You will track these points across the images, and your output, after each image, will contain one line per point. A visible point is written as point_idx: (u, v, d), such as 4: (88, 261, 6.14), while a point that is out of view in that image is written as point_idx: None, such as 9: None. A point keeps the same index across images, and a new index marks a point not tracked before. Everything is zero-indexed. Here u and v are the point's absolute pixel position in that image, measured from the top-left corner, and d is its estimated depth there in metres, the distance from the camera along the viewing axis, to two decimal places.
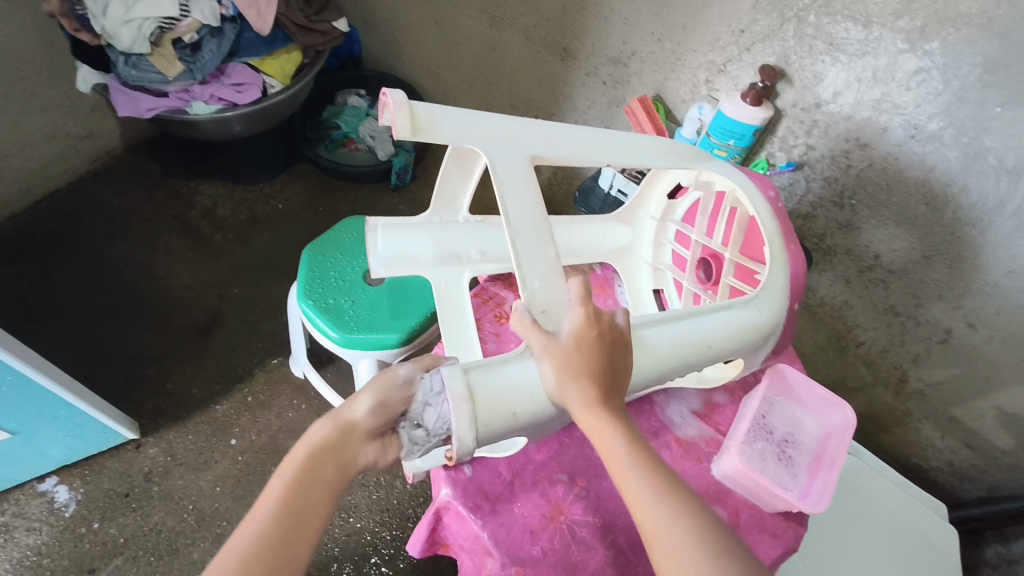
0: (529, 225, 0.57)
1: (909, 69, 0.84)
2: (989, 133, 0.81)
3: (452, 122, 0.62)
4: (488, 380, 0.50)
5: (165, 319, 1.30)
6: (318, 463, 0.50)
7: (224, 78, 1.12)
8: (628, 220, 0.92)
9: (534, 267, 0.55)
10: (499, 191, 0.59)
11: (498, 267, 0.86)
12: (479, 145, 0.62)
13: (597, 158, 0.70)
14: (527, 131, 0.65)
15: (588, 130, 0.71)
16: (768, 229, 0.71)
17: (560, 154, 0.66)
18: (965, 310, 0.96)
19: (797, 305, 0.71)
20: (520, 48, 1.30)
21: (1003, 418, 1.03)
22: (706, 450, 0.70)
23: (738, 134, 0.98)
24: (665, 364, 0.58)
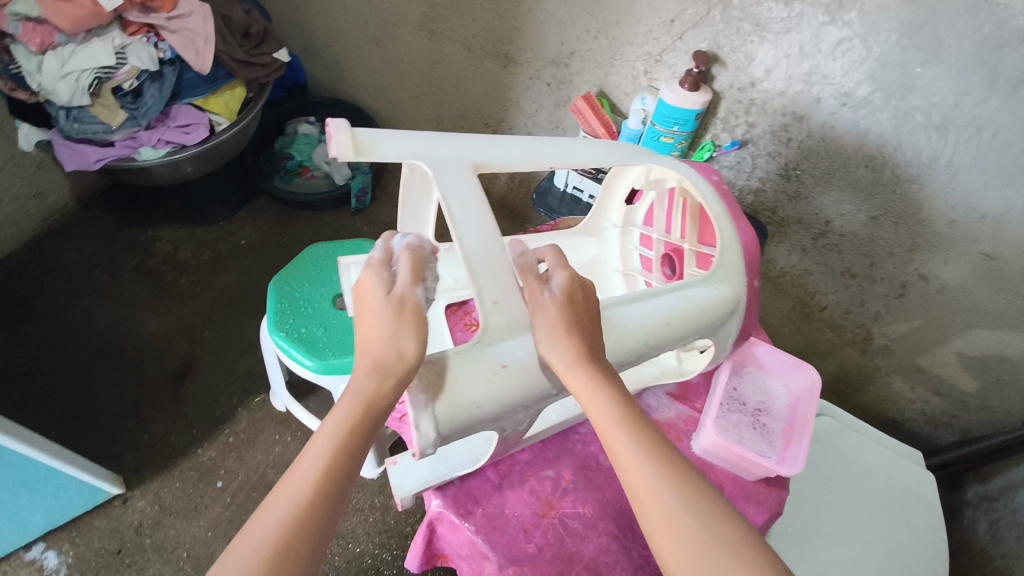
0: (475, 227, 0.59)
1: (832, 40, 0.88)
2: (914, 92, 0.85)
3: (394, 146, 0.62)
4: (443, 369, 0.53)
5: (138, 370, 1.28)
6: (360, 421, 0.49)
7: (170, 121, 1.12)
8: (593, 231, 0.90)
9: (481, 258, 0.57)
10: (444, 200, 0.60)
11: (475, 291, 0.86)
12: (423, 160, 0.63)
13: (541, 161, 0.71)
14: (468, 144, 0.66)
15: (529, 138, 0.72)
16: (715, 212, 0.72)
17: (502, 160, 0.68)
18: (916, 264, 1.02)
19: (756, 280, 0.71)
20: (462, 60, 1.32)
21: (964, 362, 1.10)
22: (684, 428, 0.73)
23: (681, 119, 1.01)
24: (624, 347, 0.59)
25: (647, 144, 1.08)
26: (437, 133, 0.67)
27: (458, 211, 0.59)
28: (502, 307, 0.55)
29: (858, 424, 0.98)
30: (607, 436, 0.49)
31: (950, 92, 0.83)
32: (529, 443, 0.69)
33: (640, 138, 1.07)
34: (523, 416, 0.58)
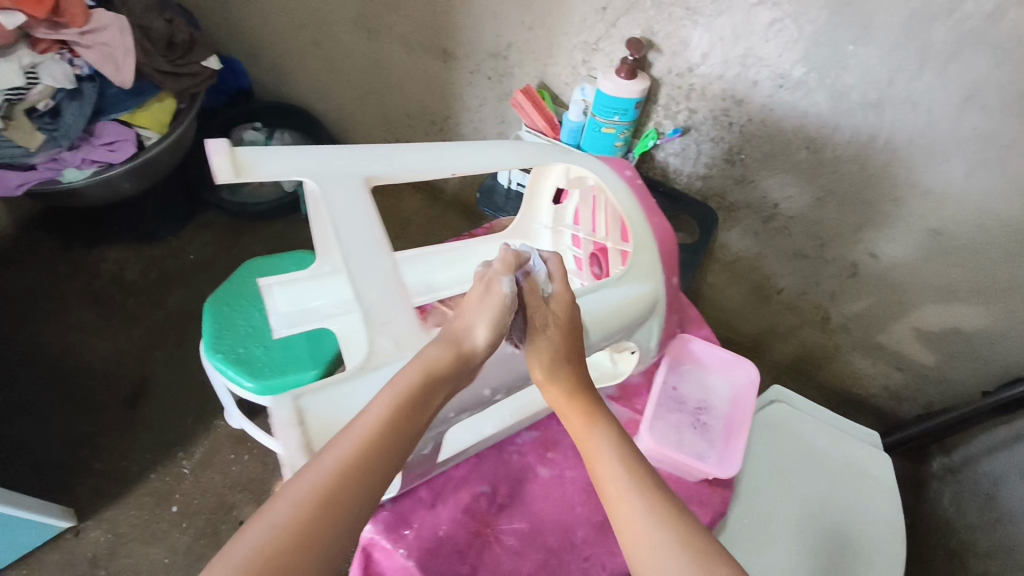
0: (361, 243, 0.55)
1: (764, 21, 0.84)
2: (848, 71, 0.83)
3: (274, 160, 0.55)
4: (321, 401, 0.48)
5: (86, 398, 1.25)
6: (423, 382, 0.50)
7: (95, 138, 1.07)
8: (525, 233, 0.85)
9: (372, 282, 0.54)
10: (330, 217, 0.55)
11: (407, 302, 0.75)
12: (307, 175, 0.56)
13: (442, 167, 0.64)
14: (362, 153, 0.60)
15: (433, 143, 0.66)
16: (627, 207, 0.71)
17: (400, 171, 0.62)
18: (864, 243, 1.01)
19: (675, 278, 0.71)
20: (401, 57, 1.28)
21: (920, 337, 1.11)
22: None
23: (621, 109, 0.99)
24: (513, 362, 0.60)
25: (589, 135, 1.05)
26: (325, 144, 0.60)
27: (345, 228, 0.55)
28: (389, 327, 0.53)
29: (809, 405, 0.99)
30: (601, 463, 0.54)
31: (883, 69, 0.81)
32: (462, 459, 0.67)
33: (583, 130, 1.04)
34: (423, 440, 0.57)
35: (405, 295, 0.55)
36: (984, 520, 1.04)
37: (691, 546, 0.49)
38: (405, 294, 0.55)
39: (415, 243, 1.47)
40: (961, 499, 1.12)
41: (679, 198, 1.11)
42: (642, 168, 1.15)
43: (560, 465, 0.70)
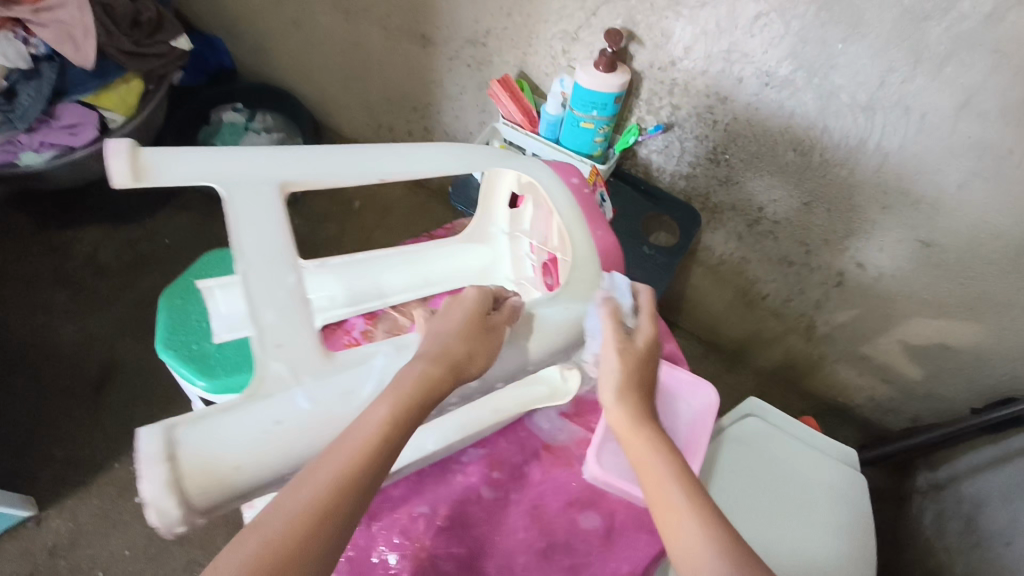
0: (264, 256, 0.50)
1: (749, 15, 0.79)
2: (837, 71, 0.78)
3: (180, 162, 0.51)
4: (200, 432, 0.41)
5: (53, 384, 1.23)
6: (419, 396, 0.47)
7: (54, 121, 1.04)
8: (481, 238, 0.81)
9: (271, 299, 0.49)
10: (232, 223, 0.51)
11: (351, 309, 0.73)
12: (213, 179, 0.52)
13: (371, 173, 0.61)
14: (278, 156, 0.56)
15: (365, 145, 0.63)
16: (568, 218, 0.69)
17: (320, 178, 0.58)
18: (852, 252, 0.96)
19: (618, 295, 0.68)
20: (380, 41, 1.23)
21: (908, 350, 1.06)
22: (576, 452, 0.71)
23: (599, 103, 0.93)
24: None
25: (568, 129, 0.99)
26: (242, 146, 0.56)
27: (246, 239, 0.50)
28: (286, 351, 0.48)
29: (785, 419, 0.96)
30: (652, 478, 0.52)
31: (874, 71, 0.75)
32: (401, 477, 0.65)
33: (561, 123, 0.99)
34: None
35: (308, 316, 0.50)
36: (962, 542, 1.01)
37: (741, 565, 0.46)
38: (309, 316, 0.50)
39: (395, 233, 1.44)
40: (940, 518, 1.09)
41: (660, 197, 1.07)
42: (624, 164, 1.10)
43: (503, 488, 0.68)
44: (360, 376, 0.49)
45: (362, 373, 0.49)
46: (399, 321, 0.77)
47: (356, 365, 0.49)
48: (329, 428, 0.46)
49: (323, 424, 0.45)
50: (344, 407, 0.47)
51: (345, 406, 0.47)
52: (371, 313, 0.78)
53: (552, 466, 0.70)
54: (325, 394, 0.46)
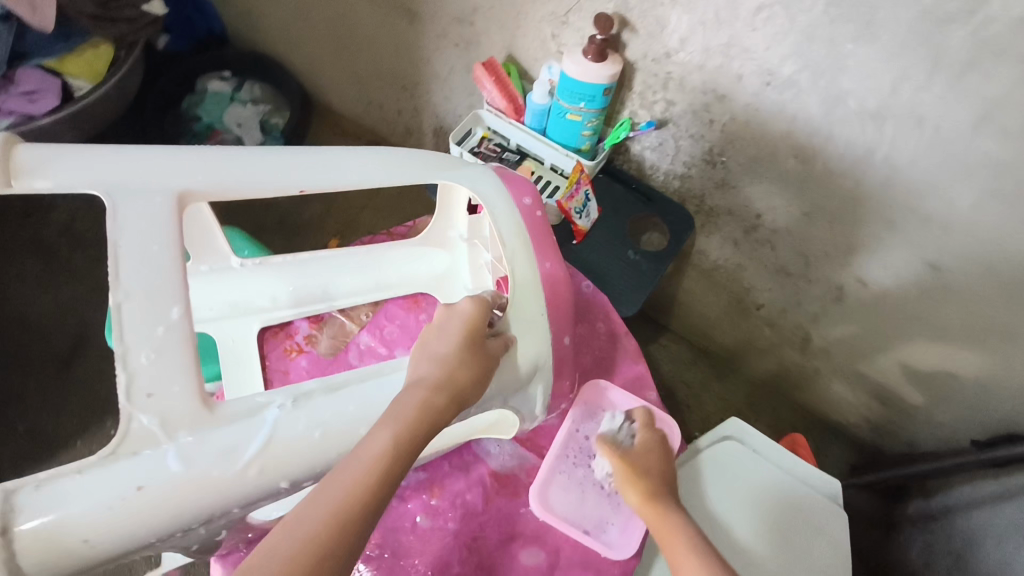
0: (145, 286, 0.51)
1: (750, 6, 0.71)
2: (845, 74, 0.70)
3: (62, 168, 0.55)
4: (46, 501, 0.44)
5: (21, 355, 1.20)
6: (417, 422, 0.51)
7: (13, 86, 1.00)
8: (439, 241, 0.87)
9: (145, 337, 0.50)
10: (116, 245, 0.52)
11: (296, 311, 0.83)
12: (99, 188, 0.54)
13: (286, 181, 0.64)
14: (176, 170, 0.58)
15: (278, 146, 0.66)
16: (518, 254, 0.71)
17: (217, 185, 0.60)
18: (854, 269, 0.89)
19: (567, 338, 0.73)
20: (367, 12, 1.15)
21: (909, 374, 0.99)
22: (524, 481, 0.82)
23: (586, 95, 0.86)
24: (313, 452, 0.53)
25: (555, 120, 0.92)
26: (142, 149, 0.58)
27: (127, 266, 0.51)
28: (157, 403, 0.49)
29: (768, 444, 0.89)
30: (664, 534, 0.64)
31: (886, 76, 0.67)
32: None
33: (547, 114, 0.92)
34: (206, 532, 0.52)
35: (188, 354, 0.51)
36: None
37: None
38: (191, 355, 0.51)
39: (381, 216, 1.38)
40: (930, 550, 1.02)
41: (654, 197, 0.99)
42: (616, 159, 1.02)
43: (440, 516, 0.79)
44: (242, 433, 0.51)
45: (244, 429, 0.51)
46: (345, 327, 0.86)
47: (239, 419, 0.51)
48: (195, 489, 0.48)
49: (191, 487, 0.47)
50: (219, 468, 0.49)
51: (222, 468, 0.49)
52: (318, 317, 0.85)
53: (495, 494, 0.81)
54: (198, 454, 0.48)
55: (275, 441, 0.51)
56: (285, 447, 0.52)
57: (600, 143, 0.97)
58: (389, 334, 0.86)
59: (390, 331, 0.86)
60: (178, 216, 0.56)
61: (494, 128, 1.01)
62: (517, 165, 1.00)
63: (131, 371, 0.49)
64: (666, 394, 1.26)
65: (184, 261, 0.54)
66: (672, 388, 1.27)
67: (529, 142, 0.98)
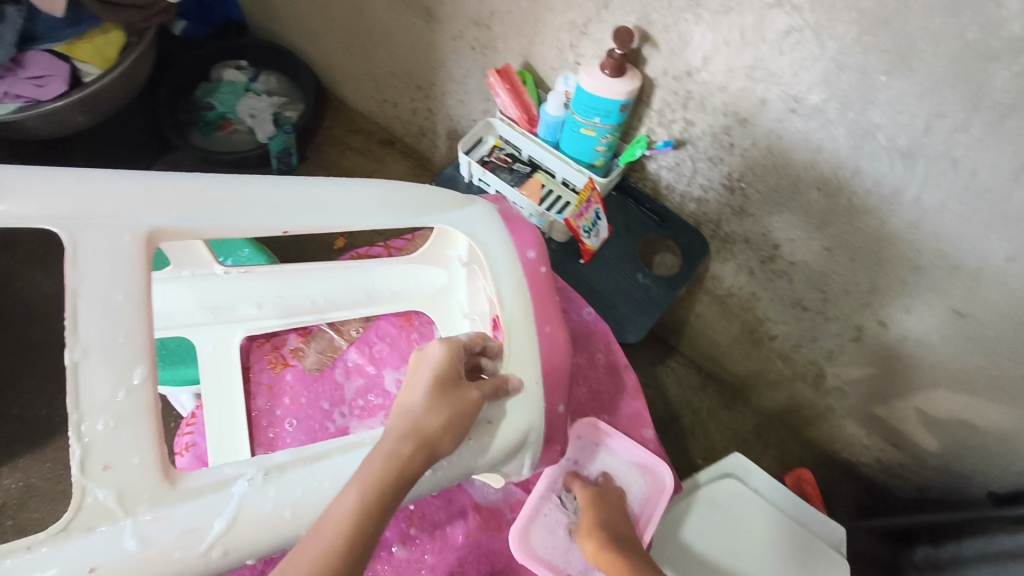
0: (107, 344, 0.48)
1: (779, 28, 0.66)
2: (876, 107, 0.65)
3: (20, 193, 0.51)
4: None
5: (23, 337, 1.19)
6: (390, 478, 0.49)
7: (21, 71, 1.00)
8: (435, 261, 0.85)
9: (101, 405, 0.47)
10: (76, 292, 0.49)
11: (280, 322, 0.83)
12: (56, 224, 0.51)
13: (270, 221, 0.61)
14: (150, 198, 0.55)
15: (267, 178, 0.62)
16: (515, 311, 0.68)
17: (193, 223, 0.57)
18: (874, 308, 0.84)
19: (563, 406, 0.68)
20: (384, 10, 1.11)
21: (924, 420, 0.94)
22: (507, 516, 0.80)
23: (602, 110, 0.82)
24: (280, 531, 0.50)
25: (569, 133, 0.88)
26: (110, 172, 0.55)
27: (86, 322, 0.48)
28: (114, 474, 0.46)
29: (773, 483, 0.85)
30: None
31: (920, 112, 0.63)
32: None
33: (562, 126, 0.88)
34: None
35: (148, 421, 0.48)
36: None
37: None
38: (153, 424, 0.48)
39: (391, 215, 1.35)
40: None
41: (668, 219, 0.96)
42: (631, 176, 0.97)
43: (418, 548, 0.78)
44: (206, 509, 0.48)
45: (208, 506, 0.48)
46: (334, 341, 0.88)
47: (204, 494, 0.48)
48: (151, 569, 0.46)
49: (145, 569, 0.45)
50: (179, 549, 0.46)
51: (182, 548, 0.46)
52: (306, 331, 0.87)
53: (478, 529, 0.79)
54: (155, 532, 0.46)
55: (241, 518, 0.49)
56: (250, 525, 0.49)
57: (614, 159, 0.94)
58: (378, 353, 0.88)
59: (380, 349, 0.88)
60: (145, 260, 0.52)
61: (506, 137, 0.97)
62: (528, 177, 0.96)
63: (86, 440, 0.46)
64: (670, 419, 1.22)
65: (151, 314, 0.50)
66: (677, 413, 1.23)
67: (541, 155, 0.94)
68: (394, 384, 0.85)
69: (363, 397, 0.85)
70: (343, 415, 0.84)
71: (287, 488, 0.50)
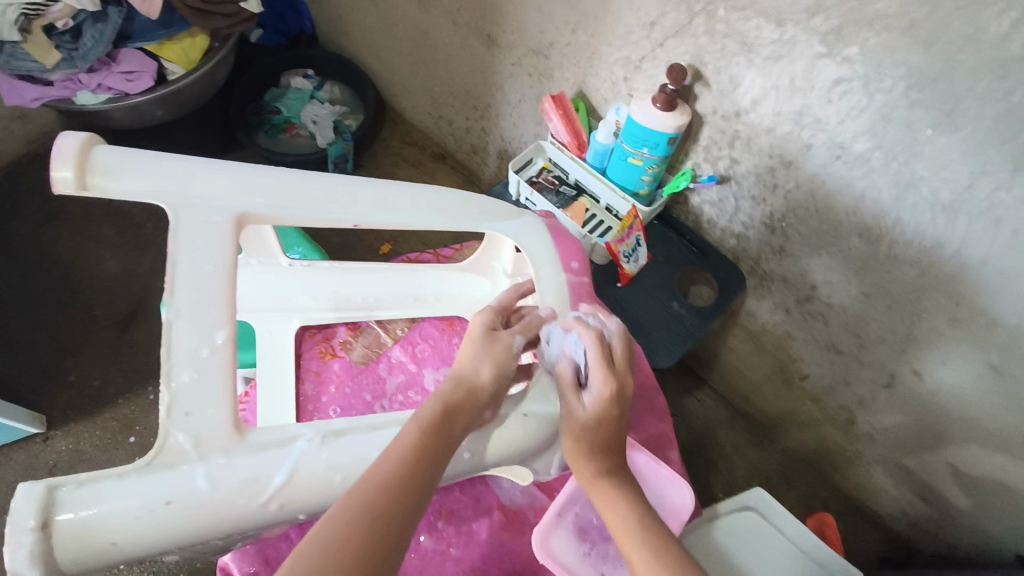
0: (196, 310, 0.53)
1: (828, 78, 0.69)
2: (920, 160, 0.67)
3: (130, 175, 0.56)
4: (81, 499, 0.45)
5: (88, 310, 1.27)
6: (441, 422, 0.54)
7: (115, 65, 1.08)
8: (481, 270, 0.90)
9: (187, 358, 0.52)
10: (174, 260, 0.54)
11: (331, 315, 0.88)
12: (163, 201, 0.56)
13: (341, 217, 0.65)
14: (240, 188, 0.60)
15: (340, 177, 0.67)
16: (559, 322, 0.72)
17: (276, 212, 0.62)
18: (909, 357, 0.85)
19: None
20: (449, 33, 1.17)
21: (955, 476, 0.93)
22: (531, 519, 0.83)
23: (650, 142, 0.85)
24: (330, 494, 0.52)
25: (616, 162, 0.92)
26: (200, 160, 0.60)
27: (181, 285, 0.53)
28: (193, 421, 0.51)
29: (795, 522, 0.85)
30: (613, 519, 0.56)
31: (964, 169, 0.64)
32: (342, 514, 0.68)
33: (610, 154, 0.92)
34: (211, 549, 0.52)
35: (225, 379, 0.52)
36: None
37: None
38: (230, 384, 0.52)
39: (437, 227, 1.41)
40: None
41: (707, 251, 0.98)
42: (675, 209, 1.00)
43: (444, 539, 0.80)
44: (268, 463, 0.51)
45: (270, 460, 0.51)
46: (379, 337, 0.90)
47: (269, 449, 0.51)
48: (216, 512, 0.48)
49: (212, 511, 0.48)
50: (243, 496, 0.49)
51: (244, 494, 0.49)
52: (355, 325, 0.90)
53: (501, 529, 0.81)
54: (223, 476, 0.49)
55: (297, 475, 0.51)
56: (305, 484, 0.51)
57: (659, 190, 0.97)
58: (420, 352, 0.89)
59: (422, 349, 0.90)
60: (234, 238, 0.58)
61: (554, 160, 1.01)
62: (573, 200, 1.00)
63: (173, 389, 0.51)
64: (695, 450, 1.23)
65: (235, 287, 0.55)
66: (702, 444, 1.24)
67: (587, 180, 0.98)
68: (434, 383, 0.86)
69: (404, 393, 0.86)
70: (383, 408, 0.85)
71: (341, 451, 0.53)
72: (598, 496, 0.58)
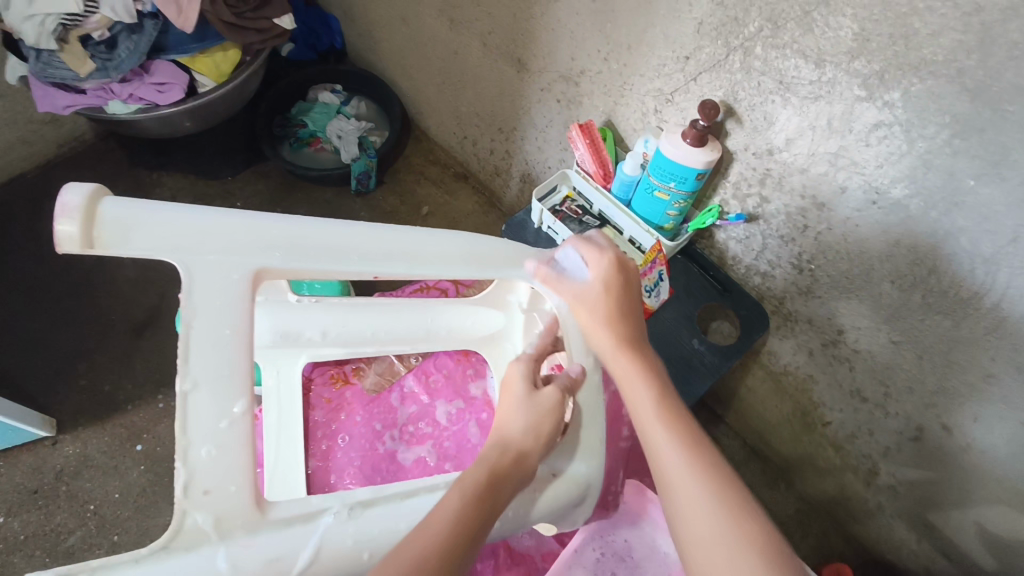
0: (213, 377, 0.51)
1: (867, 121, 0.67)
2: (962, 210, 0.64)
3: (140, 231, 0.53)
4: None
5: (105, 315, 1.28)
6: (486, 493, 0.54)
7: (147, 76, 1.09)
8: (498, 305, 0.87)
9: (204, 432, 0.49)
10: (191, 324, 0.52)
11: (340, 350, 0.86)
12: (175, 258, 0.53)
13: (361, 268, 0.63)
14: (257, 240, 0.57)
15: (359, 223, 0.64)
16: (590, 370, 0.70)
17: (296, 265, 0.59)
18: (938, 411, 0.82)
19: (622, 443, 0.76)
20: (479, 55, 1.17)
21: (983, 536, 0.89)
22: (540, 563, 0.81)
23: (678, 176, 0.83)
24: (355, 569, 0.52)
25: (642, 194, 0.90)
26: (211, 207, 0.57)
27: (198, 353, 0.51)
28: (212, 500, 0.48)
29: None
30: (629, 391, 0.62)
31: (1009, 222, 0.62)
32: None
33: (636, 185, 0.90)
34: None
35: (246, 452, 0.50)
36: None
37: (691, 444, 0.57)
38: (248, 456, 0.50)
39: None
40: None
41: (731, 289, 0.96)
42: (698, 243, 0.99)
43: None
44: (294, 542, 0.49)
45: (297, 537, 0.49)
46: (393, 366, 0.91)
47: (294, 524, 0.50)
48: None
49: None
50: None
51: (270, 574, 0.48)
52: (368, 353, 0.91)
53: (505, 567, 0.79)
54: (247, 558, 0.47)
55: (323, 552, 0.50)
56: (331, 563, 0.50)
57: (684, 224, 0.95)
58: (433, 383, 0.91)
59: (436, 380, 0.91)
60: (250, 296, 0.55)
61: (579, 189, 1.00)
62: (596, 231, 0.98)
63: (190, 465, 0.48)
64: None
65: (252, 351, 0.53)
66: None
67: (612, 211, 0.96)
68: (445, 416, 0.88)
69: (415, 424, 0.88)
70: (393, 439, 0.87)
71: (367, 526, 0.52)
72: (619, 367, 0.64)
